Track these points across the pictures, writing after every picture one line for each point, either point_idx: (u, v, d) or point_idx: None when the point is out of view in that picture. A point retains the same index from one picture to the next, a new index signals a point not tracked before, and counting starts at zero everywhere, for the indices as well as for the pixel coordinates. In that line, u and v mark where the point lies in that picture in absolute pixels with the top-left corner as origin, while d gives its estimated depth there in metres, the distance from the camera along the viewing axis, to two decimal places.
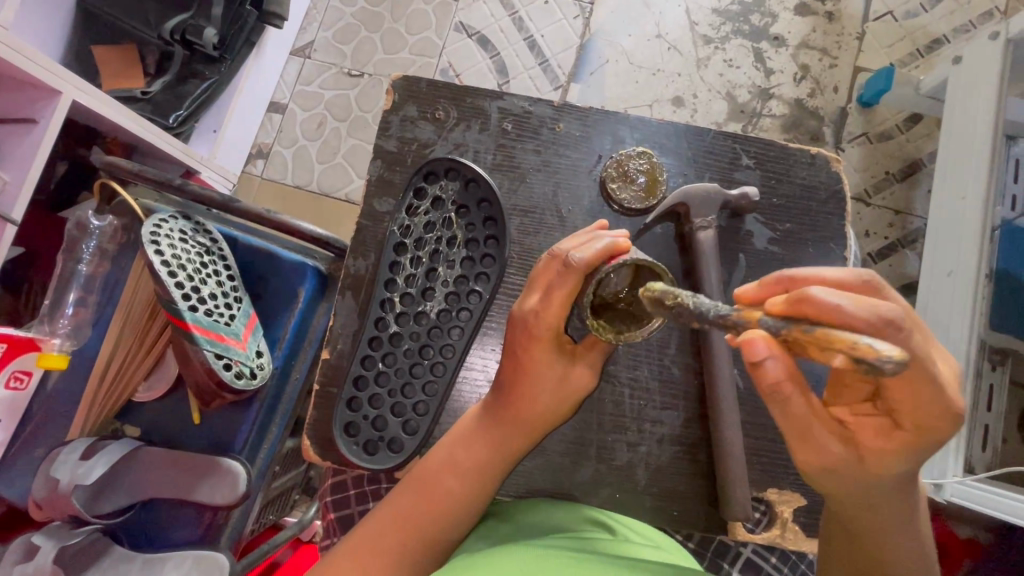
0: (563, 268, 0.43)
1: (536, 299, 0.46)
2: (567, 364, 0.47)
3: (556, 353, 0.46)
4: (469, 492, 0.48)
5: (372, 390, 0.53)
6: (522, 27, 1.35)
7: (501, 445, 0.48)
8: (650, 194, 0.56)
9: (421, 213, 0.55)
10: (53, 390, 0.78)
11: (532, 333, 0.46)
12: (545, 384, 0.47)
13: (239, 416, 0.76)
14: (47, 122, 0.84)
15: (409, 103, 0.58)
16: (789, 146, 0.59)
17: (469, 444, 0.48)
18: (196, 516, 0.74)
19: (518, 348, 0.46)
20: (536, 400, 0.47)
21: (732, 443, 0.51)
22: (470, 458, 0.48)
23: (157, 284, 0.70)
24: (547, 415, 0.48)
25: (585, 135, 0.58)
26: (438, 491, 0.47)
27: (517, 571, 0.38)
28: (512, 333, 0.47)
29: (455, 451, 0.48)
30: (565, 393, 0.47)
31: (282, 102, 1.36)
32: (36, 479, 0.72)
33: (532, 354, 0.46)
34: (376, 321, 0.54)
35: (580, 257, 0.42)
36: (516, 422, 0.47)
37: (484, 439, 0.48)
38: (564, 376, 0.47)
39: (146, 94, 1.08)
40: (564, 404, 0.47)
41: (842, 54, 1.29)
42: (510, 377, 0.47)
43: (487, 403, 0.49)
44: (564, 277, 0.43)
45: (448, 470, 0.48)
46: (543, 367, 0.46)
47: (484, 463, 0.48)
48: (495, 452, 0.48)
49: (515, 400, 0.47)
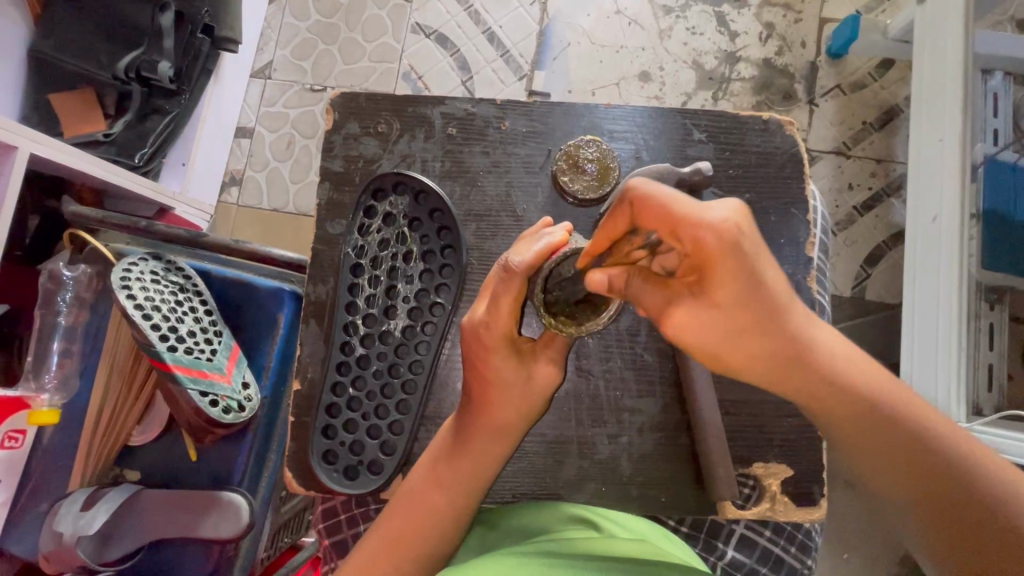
0: (505, 273, 0.44)
1: (483, 310, 0.46)
2: (529, 364, 0.47)
3: (512, 356, 0.46)
4: (457, 506, 0.48)
5: (346, 416, 0.53)
6: (479, 20, 1.34)
7: (483, 455, 0.48)
8: (603, 181, 0.55)
9: (373, 232, 0.55)
10: (50, 444, 0.79)
11: (484, 343, 0.46)
12: (511, 388, 0.47)
13: (233, 449, 0.77)
14: (8, 177, 0.84)
15: (350, 120, 0.57)
16: (739, 115, 0.58)
17: (451, 460, 0.48)
18: (204, 552, 0.75)
19: (476, 358, 0.47)
20: (507, 406, 0.47)
21: (711, 423, 0.51)
22: (455, 474, 0.48)
23: (133, 330, 0.70)
24: (517, 416, 0.47)
25: (532, 130, 0.57)
26: (424, 508, 0.47)
27: None
28: (466, 346, 0.47)
29: (438, 468, 0.48)
30: (532, 394, 0.47)
31: (248, 126, 1.36)
32: (42, 534, 0.73)
33: (490, 363, 0.46)
34: (342, 346, 0.54)
35: (519, 261, 0.43)
36: (490, 431, 0.47)
37: (460, 448, 0.48)
38: (529, 378, 0.47)
39: (109, 136, 1.07)
40: (534, 402, 0.47)
41: (806, 7, 1.27)
42: (477, 385, 0.47)
43: (458, 413, 0.49)
44: (508, 282, 0.44)
45: (433, 488, 0.48)
46: (505, 374, 0.46)
47: (468, 476, 0.48)
48: (475, 465, 0.48)
49: (485, 406, 0.47)
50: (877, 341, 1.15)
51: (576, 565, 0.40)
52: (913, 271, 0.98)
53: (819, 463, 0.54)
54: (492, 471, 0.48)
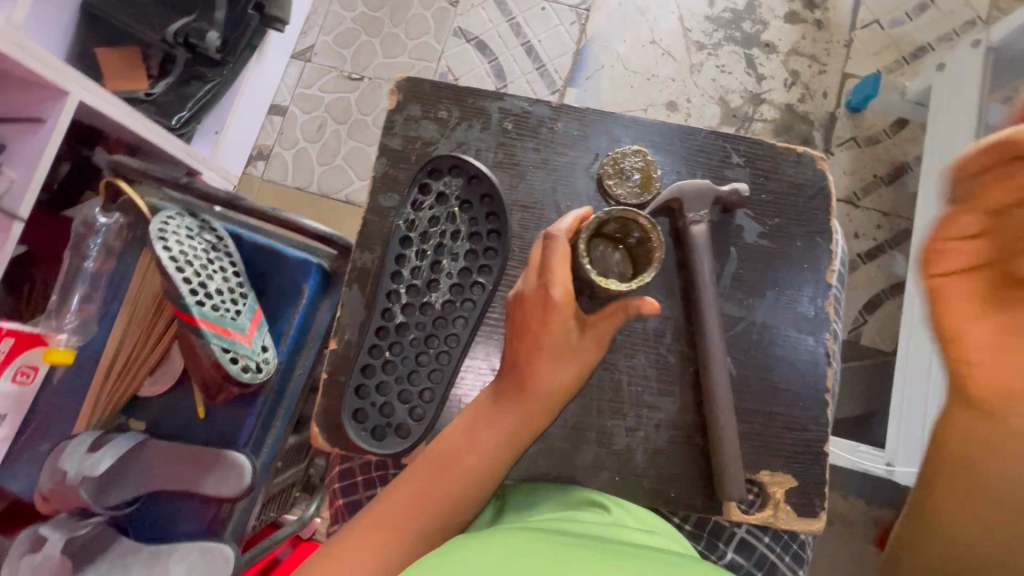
0: (549, 239, 0.49)
1: (535, 280, 0.50)
2: (580, 334, 0.50)
3: (566, 323, 0.49)
4: (489, 469, 0.50)
5: (379, 378, 0.55)
6: (520, 32, 1.39)
7: (521, 421, 0.50)
8: (645, 190, 0.59)
9: (426, 208, 0.57)
10: (59, 383, 0.79)
11: (545, 308, 0.49)
12: (556, 355, 0.50)
13: (244, 409, 0.78)
14: (54, 122, 0.83)
15: (412, 103, 0.61)
16: (775, 146, 0.62)
17: (490, 423, 0.50)
18: (201, 508, 0.75)
19: (531, 324, 0.50)
20: (550, 373, 0.50)
21: (725, 424, 0.53)
22: (492, 436, 0.50)
23: (165, 281, 0.72)
24: (560, 385, 0.50)
25: (582, 134, 0.61)
26: (458, 466, 0.49)
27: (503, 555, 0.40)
28: (521, 312, 0.50)
29: (476, 431, 0.50)
30: (574, 363, 0.50)
31: (283, 104, 1.39)
32: (43, 471, 0.72)
33: (545, 328, 0.49)
34: (383, 311, 0.56)
35: (563, 227, 0.49)
36: (532, 399, 0.50)
37: (504, 407, 0.50)
38: (574, 346, 0.50)
39: (150, 95, 1.11)
40: (575, 375, 0.51)
41: (831, 61, 1.34)
42: (525, 352, 0.50)
43: (502, 375, 0.52)
44: (554, 248, 0.49)
45: (468, 449, 0.49)
46: (556, 340, 0.49)
47: (499, 436, 0.50)
48: (510, 430, 0.50)
49: (528, 372, 0.50)
50: (868, 386, 1.19)
51: (581, 547, 0.43)
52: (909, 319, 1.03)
53: (820, 476, 0.57)
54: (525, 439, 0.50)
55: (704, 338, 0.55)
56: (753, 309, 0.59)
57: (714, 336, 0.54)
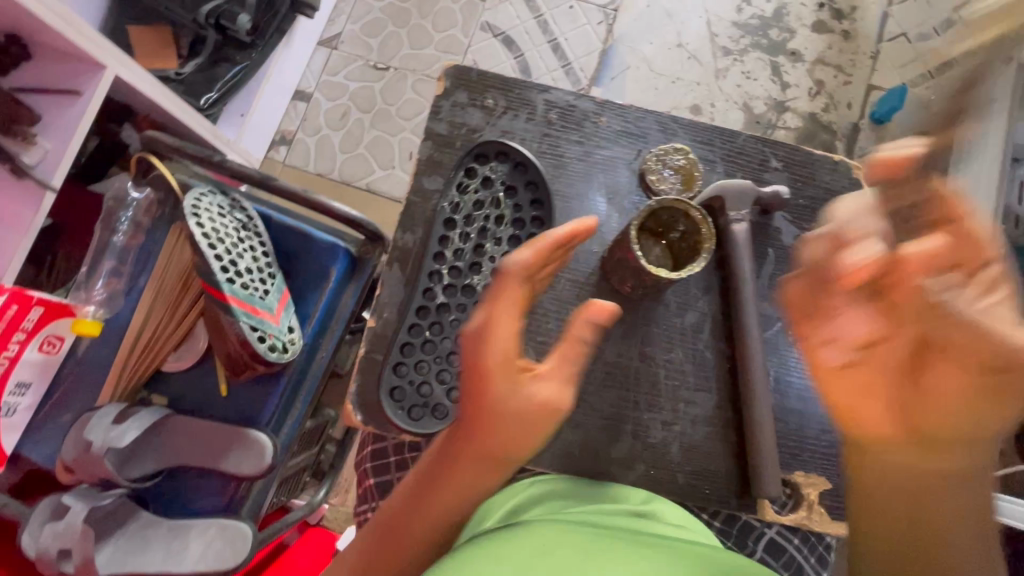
0: (500, 274, 0.45)
1: (479, 324, 0.45)
2: (529, 385, 0.45)
3: (511, 377, 0.45)
4: (446, 530, 0.48)
5: (418, 357, 0.55)
6: (547, 29, 1.39)
7: (471, 482, 0.47)
8: (687, 188, 0.59)
9: (471, 191, 0.58)
10: (84, 356, 0.80)
11: (487, 366, 0.44)
12: (507, 414, 0.45)
13: (268, 389, 0.78)
14: (91, 95, 0.84)
15: (459, 90, 0.61)
16: (814, 152, 0.62)
17: (437, 487, 0.47)
18: (220, 486, 0.76)
19: (473, 381, 0.45)
20: (500, 431, 0.45)
21: (762, 420, 0.54)
22: (442, 500, 0.47)
23: (196, 257, 0.72)
24: (514, 443, 0.46)
25: (626, 130, 0.61)
26: (409, 534, 0.47)
27: (547, 539, 0.43)
28: (466, 368, 0.46)
29: (426, 495, 0.48)
30: (532, 419, 0.45)
31: (307, 91, 1.39)
32: (66, 442, 0.73)
33: (487, 388, 0.45)
34: (425, 291, 0.56)
35: (518, 259, 0.46)
36: (480, 458, 0.46)
37: (453, 460, 0.47)
38: (529, 402, 0.45)
39: (179, 75, 1.12)
40: (529, 428, 0.46)
41: (856, 71, 1.34)
42: (471, 413, 0.46)
43: (453, 430, 0.48)
44: (506, 284, 0.45)
45: (418, 516, 0.48)
46: (502, 398, 0.45)
47: (458, 493, 0.47)
48: (462, 489, 0.47)
49: (473, 433, 0.46)
50: None
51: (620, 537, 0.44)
52: None
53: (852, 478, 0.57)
54: (479, 489, 0.47)
55: (745, 337, 0.55)
56: None
57: (753, 332, 0.55)
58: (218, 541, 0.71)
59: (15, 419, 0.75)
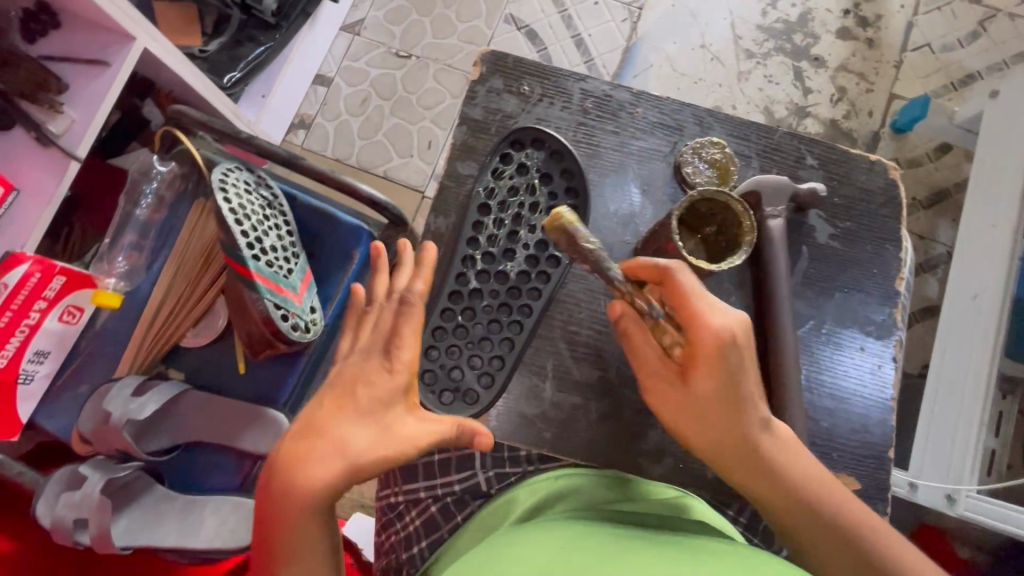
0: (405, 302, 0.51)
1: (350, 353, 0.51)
2: (379, 401, 0.48)
3: (361, 391, 0.48)
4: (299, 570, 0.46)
5: (450, 341, 0.56)
6: (571, 24, 1.39)
7: (317, 510, 0.46)
8: (723, 182, 0.59)
9: (506, 177, 0.58)
10: (103, 328, 0.79)
11: (341, 383, 0.48)
12: (352, 428, 0.47)
13: (286, 369, 0.78)
14: (120, 66, 0.83)
15: (495, 77, 0.61)
16: (850, 150, 0.62)
17: (286, 520, 0.46)
18: (236, 464, 0.76)
19: (330, 398, 0.48)
20: (345, 446, 0.46)
21: (795, 417, 0.54)
22: (294, 532, 0.46)
23: (221, 231, 0.70)
24: (359, 460, 0.46)
25: (661, 122, 0.62)
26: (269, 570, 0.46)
27: (571, 539, 0.44)
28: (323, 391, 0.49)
29: (279, 527, 0.46)
30: (380, 435, 0.47)
31: (328, 76, 1.39)
32: (85, 411, 0.73)
33: (332, 402, 0.48)
34: (457, 276, 0.57)
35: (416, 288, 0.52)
36: (315, 478, 0.45)
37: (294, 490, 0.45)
38: (379, 416, 0.48)
39: (204, 52, 1.11)
40: (379, 447, 0.47)
41: (879, 80, 1.34)
42: (315, 431, 0.47)
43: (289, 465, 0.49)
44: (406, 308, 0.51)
45: (274, 551, 0.46)
46: (345, 409, 0.47)
47: (304, 539, 0.46)
48: (304, 520, 0.45)
49: (319, 448, 0.46)
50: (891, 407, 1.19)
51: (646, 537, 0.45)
52: (942, 343, 1.03)
53: (881, 480, 0.57)
54: (327, 514, 0.46)
55: (777, 332, 0.55)
56: (825, 308, 0.59)
57: (786, 327, 0.56)
58: (234, 520, 0.72)
59: (32, 386, 0.75)
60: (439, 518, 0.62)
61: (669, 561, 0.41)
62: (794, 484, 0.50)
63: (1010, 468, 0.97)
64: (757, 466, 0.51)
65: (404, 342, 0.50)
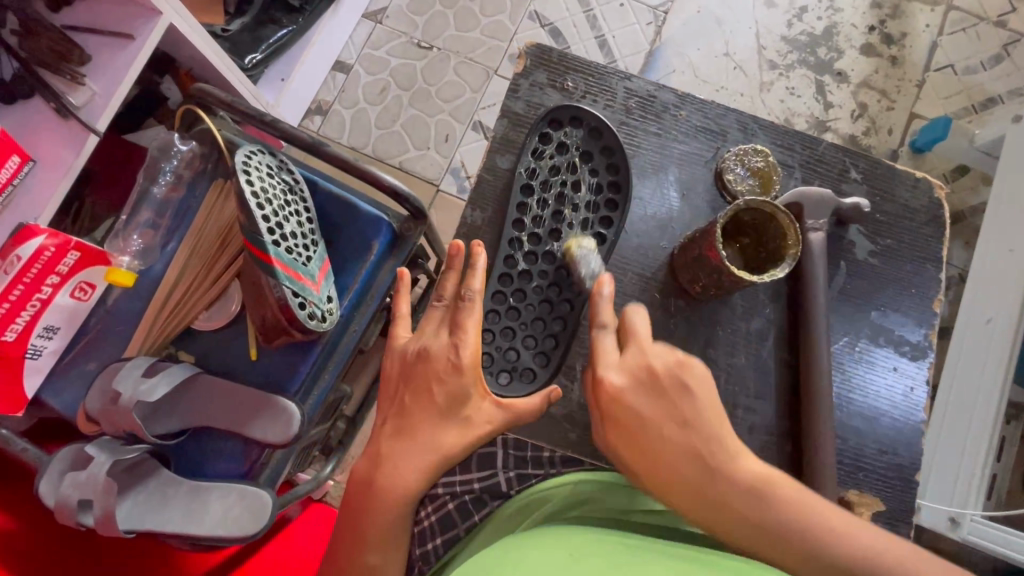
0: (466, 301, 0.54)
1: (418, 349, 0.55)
2: (454, 400, 0.53)
3: (437, 389, 0.53)
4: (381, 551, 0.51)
5: (504, 324, 0.58)
6: (595, 24, 1.37)
7: (401, 494, 0.51)
8: (764, 190, 0.59)
9: (546, 157, 0.60)
10: (114, 305, 0.78)
11: (419, 382, 0.54)
12: (432, 421, 0.52)
13: (298, 358, 0.77)
14: (144, 40, 0.81)
15: (539, 70, 0.63)
16: (896, 166, 0.62)
17: (372, 500, 0.51)
18: (244, 452, 0.74)
19: (409, 394, 0.54)
20: (427, 437, 0.52)
21: (823, 435, 0.54)
22: (380, 514, 0.51)
23: (242, 214, 0.69)
24: (440, 451, 0.52)
25: (705, 126, 0.62)
26: (349, 549, 0.51)
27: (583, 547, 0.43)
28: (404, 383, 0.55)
29: (365, 509, 0.52)
30: (460, 431, 0.52)
31: (348, 62, 1.37)
32: (92, 390, 0.72)
33: (415, 396, 0.54)
34: (505, 259, 0.59)
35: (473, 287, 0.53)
36: (402, 463, 0.52)
37: (382, 471, 0.52)
38: (459, 416, 0.53)
39: (226, 31, 1.10)
40: (460, 440, 0.52)
41: (901, 98, 1.33)
42: (404, 420, 0.53)
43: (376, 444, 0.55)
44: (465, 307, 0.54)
45: (356, 530, 0.52)
46: (427, 405, 0.53)
47: (384, 524, 0.51)
48: (387, 503, 0.51)
49: (406, 434, 0.53)
50: None
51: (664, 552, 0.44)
52: (952, 366, 1.02)
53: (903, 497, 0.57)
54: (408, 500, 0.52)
55: (811, 344, 0.56)
56: (859, 325, 0.60)
57: (821, 340, 0.56)
58: (237, 506, 0.70)
59: (40, 362, 0.73)
60: (456, 515, 0.62)
61: (676, 570, 0.40)
62: (740, 507, 0.46)
63: (1011, 495, 0.97)
64: (693, 489, 0.46)
65: (468, 336, 0.53)
